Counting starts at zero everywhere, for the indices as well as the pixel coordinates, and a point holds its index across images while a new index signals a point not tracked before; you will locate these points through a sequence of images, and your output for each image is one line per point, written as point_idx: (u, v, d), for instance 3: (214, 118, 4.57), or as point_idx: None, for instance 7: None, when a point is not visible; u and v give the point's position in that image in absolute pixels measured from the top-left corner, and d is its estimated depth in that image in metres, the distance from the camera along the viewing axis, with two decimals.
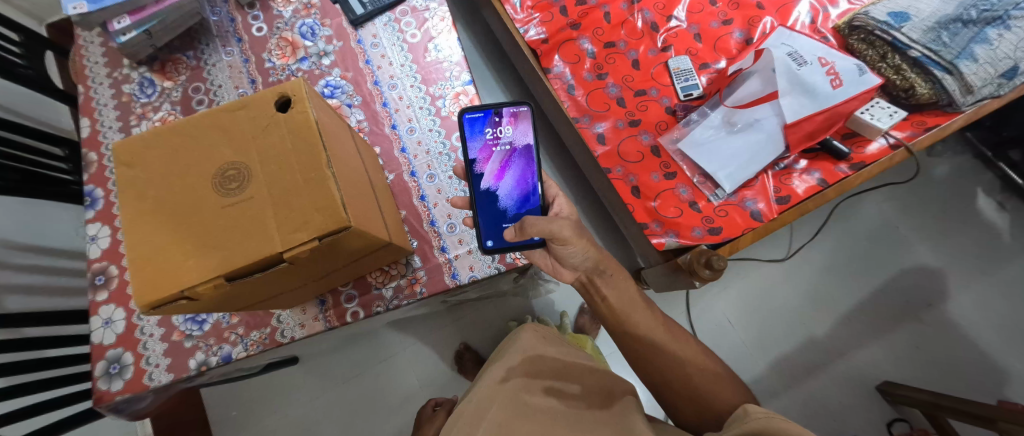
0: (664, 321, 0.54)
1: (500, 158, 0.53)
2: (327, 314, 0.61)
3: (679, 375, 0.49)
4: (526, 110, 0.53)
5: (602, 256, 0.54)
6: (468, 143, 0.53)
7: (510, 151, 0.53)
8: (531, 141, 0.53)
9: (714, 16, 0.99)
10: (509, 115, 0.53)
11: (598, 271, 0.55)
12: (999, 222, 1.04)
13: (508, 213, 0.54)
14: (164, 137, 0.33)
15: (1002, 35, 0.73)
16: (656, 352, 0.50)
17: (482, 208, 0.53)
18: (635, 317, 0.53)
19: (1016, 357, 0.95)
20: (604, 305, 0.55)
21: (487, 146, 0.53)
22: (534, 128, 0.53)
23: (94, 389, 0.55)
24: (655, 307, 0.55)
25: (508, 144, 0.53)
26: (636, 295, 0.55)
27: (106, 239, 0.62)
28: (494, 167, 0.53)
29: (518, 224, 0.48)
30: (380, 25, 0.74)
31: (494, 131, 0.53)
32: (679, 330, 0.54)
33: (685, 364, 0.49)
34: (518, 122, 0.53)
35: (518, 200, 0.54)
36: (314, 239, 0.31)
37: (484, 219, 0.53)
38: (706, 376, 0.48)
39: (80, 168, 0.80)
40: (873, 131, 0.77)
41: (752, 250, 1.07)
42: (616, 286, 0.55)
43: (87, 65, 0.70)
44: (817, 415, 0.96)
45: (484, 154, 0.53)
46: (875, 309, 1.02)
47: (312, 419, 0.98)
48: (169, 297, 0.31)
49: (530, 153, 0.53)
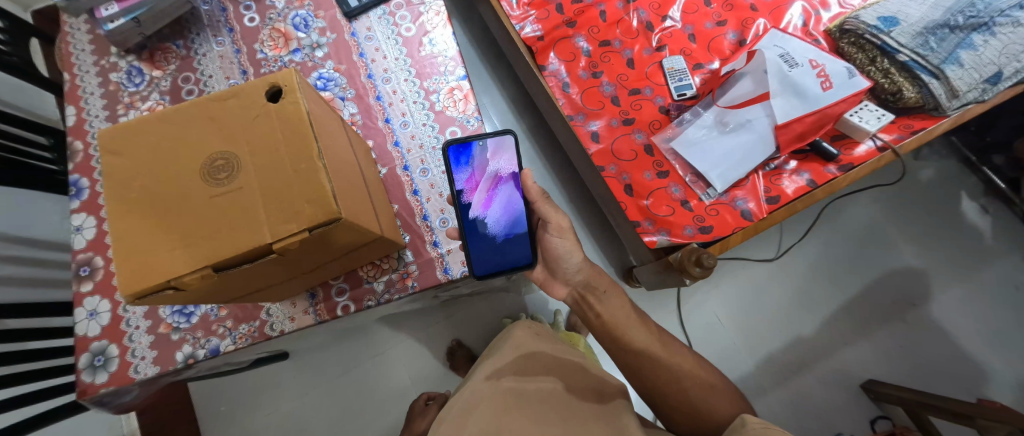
0: (659, 335, 0.55)
1: (488, 188, 0.54)
2: (318, 307, 0.61)
3: (675, 388, 0.50)
4: (509, 138, 0.54)
5: (593, 271, 0.58)
6: (456, 173, 0.53)
7: (496, 178, 0.54)
8: (517, 166, 0.54)
9: (708, 16, 0.99)
10: (494, 143, 0.53)
11: (590, 288, 0.59)
12: (981, 225, 1.06)
13: (497, 239, 0.55)
14: (151, 126, 0.32)
15: (987, 41, 0.75)
16: (654, 364, 0.52)
17: (471, 239, 0.54)
18: (629, 333, 0.54)
19: (995, 356, 0.98)
20: (597, 320, 0.58)
21: (474, 176, 0.53)
22: (518, 155, 0.54)
23: (78, 382, 0.55)
24: (649, 321, 0.57)
25: (496, 172, 0.54)
26: (631, 312, 0.57)
27: (92, 229, 0.61)
28: (482, 196, 0.54)
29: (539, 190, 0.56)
30: (374, 18, 0.73)
31: (479, 161, 0.53)
32: (674, 343, 0.55)
33: (681, 376, 0.51)
34: (502, 150, 0.54)
35: (507, 224, 0.55)
36: (304, 231, 0.31)
37: (472, 247, 0.54)
38: (702, 388, 0.50)
39: (65, 158, 0.79)
40: (861, 133, 0.79)
41: (742, 250, 1.09)
42: (608, 304, 0.58)
43: (73, 52, 0.68)
44: (803, 414, 0.98)
45: (472, 185, 0.53)
46: (862, 309, 1.04)
47: (302, 415, 0.97)
48: (156, 287, 0.31)
49: (519, 177, 0.55)
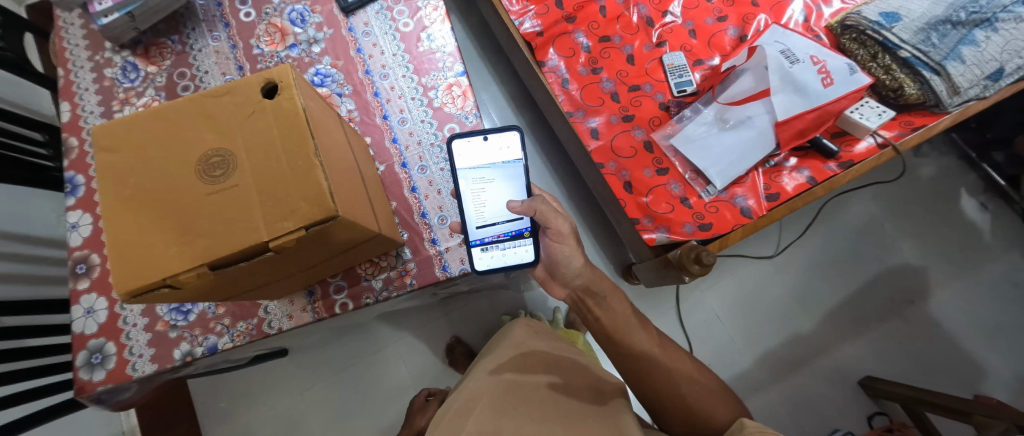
0: (659, 339, 0.55)
1: (492, 184, 0.57)
2: (315, 305, 0.60)
3: (673, 393, 0.50)
4: (514, 133, 0.56)
5: (593, 276, 0.57)
6: (462, 167, 0.56)
7: (500, 174, 0.56)
8: (521, 163, 0.56)
9: (709, 12, 0.99)
10: (498, 137, 0.56)
11: (590, 292, 0.58)
12: (981, 223, 1.06)
13: (501, 236, 0.58)
14: (145, 122, 0.32)
15: (989, 37, 0.74)
16: (654, 368, 0.52)
17: (474, 233, 0.57)
18: (629, 337, 0.54)
19: (992, 353, 0.98)
20: (596, 324, 0.57)
21: (478, 171, 0.56)
22: (522, 150, 0.56)
23: (76, 379, 0.55)
24: (649, 325, 0.57)
25: (500, 168, 0.56)
26: (632, 316, 0.57)
27: (88, 227, 0.61)
28: (484, 192, 0.57)
29: (532, 204, 0.51)
30: (372, 13, 0.72)
31: (483, 155, 0.56)
32: (674, 347, 0.55)
33: (679, 382, 0.51)
34: (507, 143, 0.56)
35: (513, 222, 0.57)
36: (301, 229, 0.30)
37: (475, 241, 0.57)
38: (700, 393, 0.50)
39: (61, 154, 0.79)
40: (861, 130, 0.79)
41: (741, 247, 1.08)
42: (608, 307, 0.57)
43: (67, 47, 0.68)
44: (800, 411, 0.98)
45: (475, 179, 0.56)
46: (861, 306, 1.04)
47: (301, 411, 0.98)
48: (151, 286, 0.30)
49: (522, 174, 0.56)
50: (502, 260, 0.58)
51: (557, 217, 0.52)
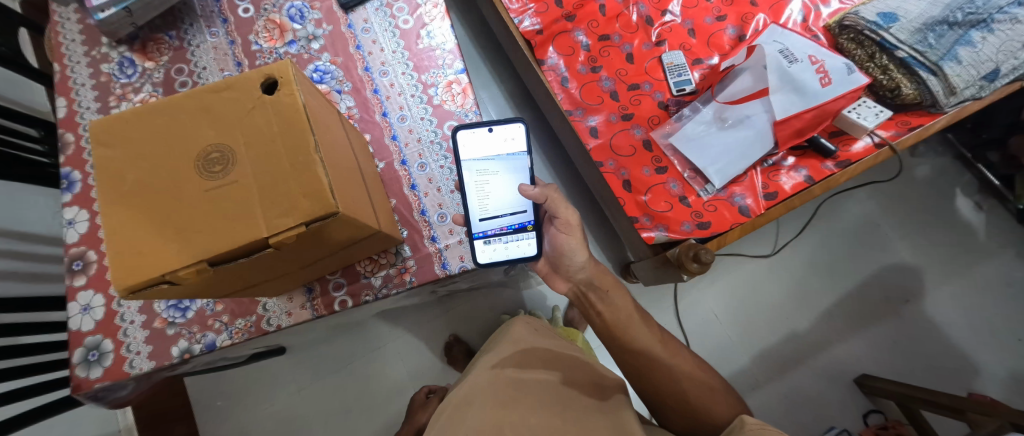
0: (661, 335, 0.55)
1: (496, 177, 0.57)
2: (315, 302, 0.60)
3: (673, 389, 0.50)
4: (519, 125, 0.56)
5: (596, 270, 0.58)
6: (465, 158, 0.56)
7: (504, 166, 0.57)
8: (524, 156, 0.56)
9: (708, 11, 0.99)
10: (502, 129, 0.56)
11: (592, 286, 0.59)
12: (975, 222, 1.07)
13: (503, 229, 0.58)
14: (143, 118, 0.32)
15: (985, 37, 0.75)
16: (654, 364, 0.52)
17: (477, 226, 0.57)
18: (631, 332, 0.54)
19: (986, 351, 0.99)
20: (598, 319, 0.57)
21: (482, 163, 0.56)
22: (527, 141, 0.56)
23: (72, 377, 0.55)
24: (651, 321, 0.57)
25: (504, 160, 0.56)
26: (634, 311, 0.57)
27: (84, 223, 0.60)
28: (488, 185, 0.57)
29: (545, 190, 0.52)
30: (372, 10, 0.72)
31: (486, 148, 0.56)
32: (674, 344, 0.55)
33: (680, 378, 0.51)
34: (511, 135, 0.56)
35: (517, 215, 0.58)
36: (300, 225, 0.30)
37: (478, 234, 0.57)
38: (701, 389, 0.50)
39: (56, 150, 0.78)
40: (859, 129, 0.79)
41: (740, 245, 1.08)
42: (610, 302, 0.58)
43: (64, 42, 0.67)
44: (796, 409, 0.99)
45: (479, 171, 0.56)
46: (856, 305, 1.05)
47: (299, 409, 0.97)
48: (150, 281, 0.30)
49: (525, 167, 0.56)
50: (503, 255, 0.58)
51: (567, 208, 0.53)
